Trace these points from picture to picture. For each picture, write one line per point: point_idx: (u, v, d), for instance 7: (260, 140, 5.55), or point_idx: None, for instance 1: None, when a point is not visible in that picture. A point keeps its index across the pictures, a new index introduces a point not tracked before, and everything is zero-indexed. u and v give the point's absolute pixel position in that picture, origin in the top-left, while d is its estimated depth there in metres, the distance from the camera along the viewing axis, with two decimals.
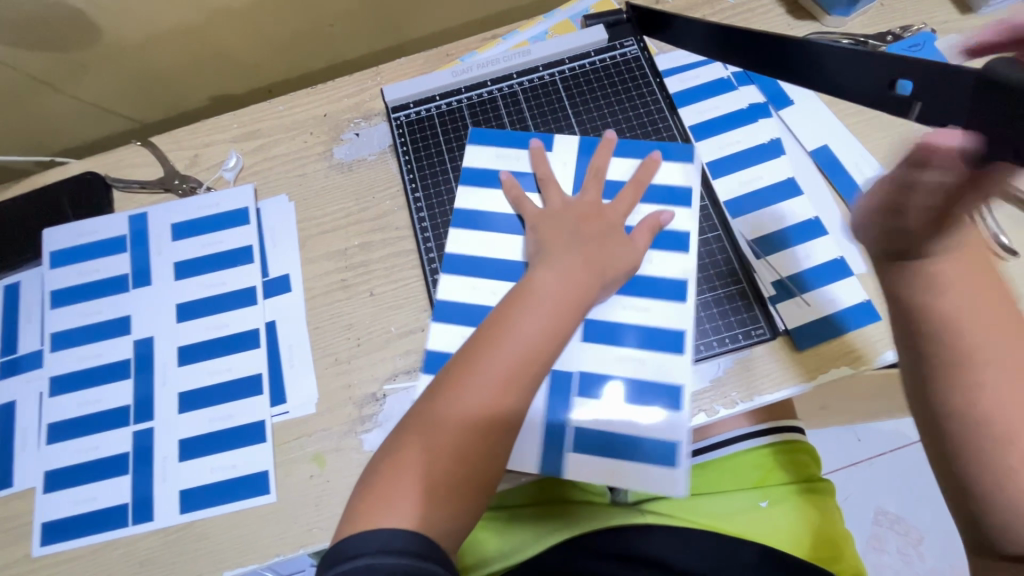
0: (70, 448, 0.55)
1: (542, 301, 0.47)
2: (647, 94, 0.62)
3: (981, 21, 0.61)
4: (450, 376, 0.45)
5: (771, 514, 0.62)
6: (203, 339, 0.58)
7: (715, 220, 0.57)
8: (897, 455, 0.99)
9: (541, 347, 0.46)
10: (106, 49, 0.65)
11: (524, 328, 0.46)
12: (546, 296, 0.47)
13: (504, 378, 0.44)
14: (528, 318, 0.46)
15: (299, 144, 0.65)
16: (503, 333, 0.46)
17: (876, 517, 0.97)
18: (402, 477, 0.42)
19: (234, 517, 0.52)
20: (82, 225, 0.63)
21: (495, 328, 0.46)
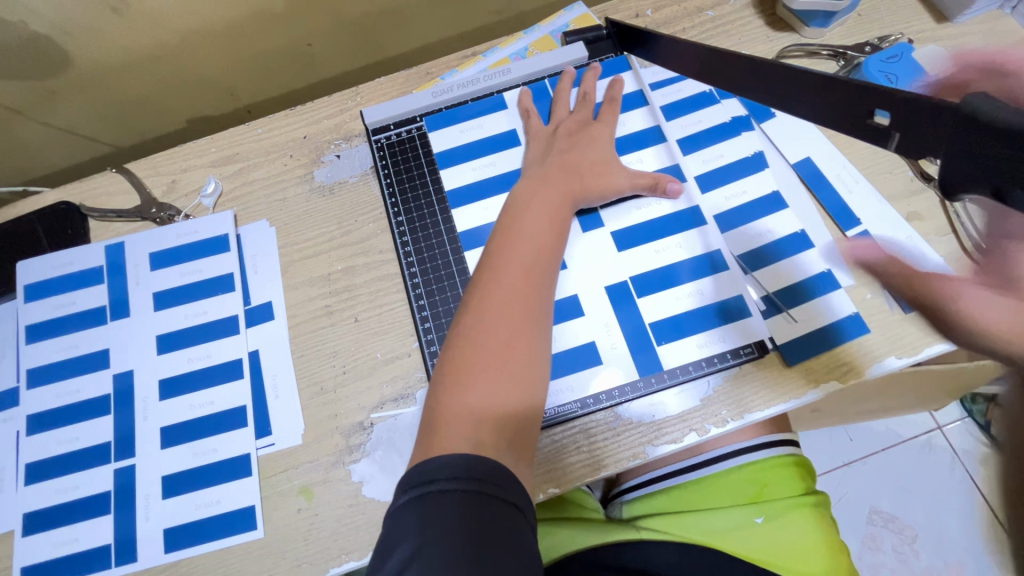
0: (49, 488, 0.54)
1: (548, 203, 0.53)
2: (596, 37, 0.65)
3: (957, 30, 0.61)
4: (481, 281, 0.49)
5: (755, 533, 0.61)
6: (186, 371, 0.56)
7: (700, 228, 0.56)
8: (890, 455, 1.01)
9: (555, 230, 0.52)
10: (78, 76, 0.64)
11: (531, 224, 0.51)
12: (551, 198, 0.53)
13: (521, 273, 0.48)
14: (535, 217, 0.52)
15: (278, 168, 0.64)
16: (517, 231, 0.51)
17: (871, 517, 0.98)
18: (451, 385, 0.44)
19: (221, 555, 0.51)
20: (57, 257, 0.61)
21: (503, 234, 0.51)
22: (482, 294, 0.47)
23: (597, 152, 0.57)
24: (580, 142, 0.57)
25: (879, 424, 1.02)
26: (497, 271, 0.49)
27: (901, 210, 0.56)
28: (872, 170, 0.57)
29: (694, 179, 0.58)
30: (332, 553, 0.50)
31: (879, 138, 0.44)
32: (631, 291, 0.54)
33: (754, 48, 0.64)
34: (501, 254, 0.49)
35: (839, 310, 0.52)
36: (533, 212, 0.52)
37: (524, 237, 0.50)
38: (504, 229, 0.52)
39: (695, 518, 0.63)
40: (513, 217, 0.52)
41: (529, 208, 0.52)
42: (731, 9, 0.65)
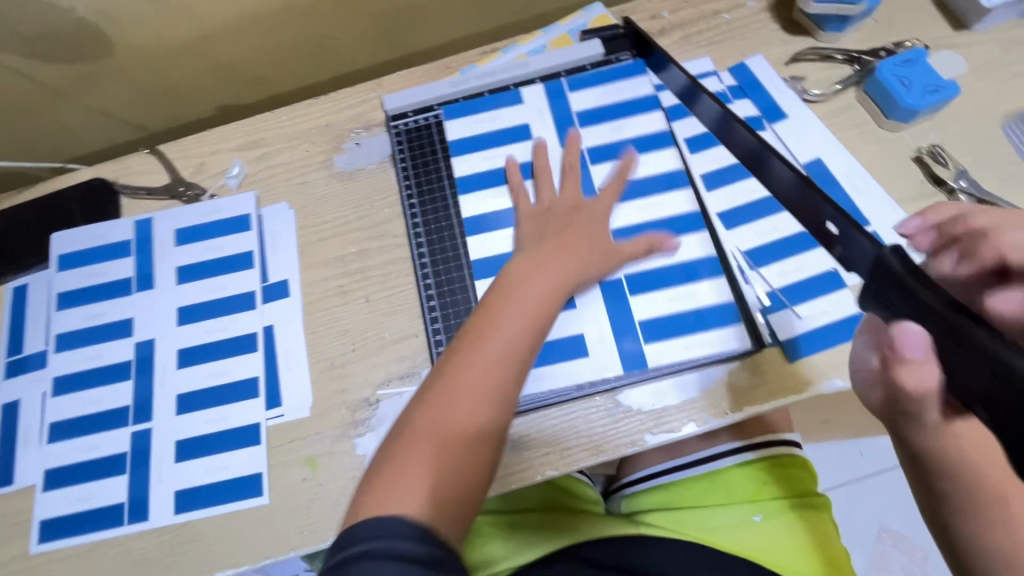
0: (70, 447, 0.56)
1: (540, 291, 0.49)
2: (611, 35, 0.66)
3: (975, 38, 0.61)
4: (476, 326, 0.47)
5: (750, 532, 0.62)
6: (203, 342, 0.59)
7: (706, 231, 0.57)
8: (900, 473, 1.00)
9: (540, 327, 0.48)
10: (117, 60, 0.67)
11: (511, 322, 0.47)
12: (545, 282, 0.50)
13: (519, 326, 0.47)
14: (515, 313, 0.48)
15: (301, 153, 0.67)
16: (496, 323, 0.47)
17: (879, 536, 0.98)
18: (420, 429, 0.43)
19: (228, 518, 0.52)
20: (89, 230, 0.64)
21: (483, 316, 0.48)
22: (444, 379, 0.45)
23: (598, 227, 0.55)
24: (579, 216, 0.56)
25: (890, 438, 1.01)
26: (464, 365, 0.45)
27: (910, 213, 0.56)
28: (883, 174, 0.58)
29: (702, 176, 0.59)
30: (334, 522, 0.51)
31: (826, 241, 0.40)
32: (637, 281, 0.55)
33: (768, 51, 0.64)
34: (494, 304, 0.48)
35: (842, 309, 0.53)
36: (518, 301, 0.48)
37: (506, 340, 0.46)
38: (480, 314, 0.48)
39: (695, 515, 0.63)
40: (495, 303, 0.49)
41: (514, 292, 0.49)
42: (747, 13, 0.66)
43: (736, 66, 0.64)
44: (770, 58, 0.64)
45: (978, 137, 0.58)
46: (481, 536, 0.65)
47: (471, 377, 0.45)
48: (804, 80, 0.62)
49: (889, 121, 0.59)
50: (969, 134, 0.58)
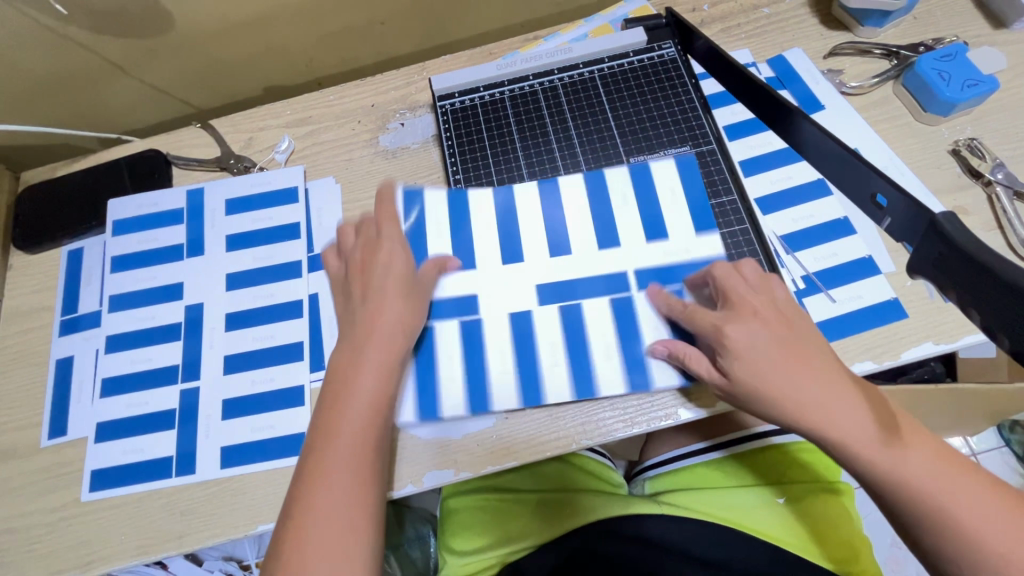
0: (121, 401, 0.59)
1: (387, 325, 0.50)
2: (653, 24, 0.67)
3: (1014, 36, 0.62)
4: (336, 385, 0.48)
5: (774, 513, 0.63)
6: (251, 306, 0.61)
7: (742, 214, 0.58)
8: None
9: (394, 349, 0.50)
10: (175, 36, 0.70)
11: (364, 370, 0.48)
12: (390, 318, 0.50)
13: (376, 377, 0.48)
14: (372, 349, 0.49)
15: (347, 131, 0.69)
16: (350, 384, 0.48)
17: (896, 540, 0.97)
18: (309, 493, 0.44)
19: (272, 475, 0.54)
20: (144, 197, 0.67)
21: (337, 377, 0.48)
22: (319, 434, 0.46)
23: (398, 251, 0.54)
24: (371, 275, 0.52)
25: None
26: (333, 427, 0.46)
27: (946, 204, 0.57)
28: (920, 165, 0.59)
29: (740, 163, 0.61)
30: None
31: (875, 215, 0.45)
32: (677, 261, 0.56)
33: (807, 44, 0.66)
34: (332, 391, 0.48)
35: (877, 295, 0.54)
36: (364, 353, 0.49)
37: (353, 389, 0.47)
38: (338, 367, 0.49)
39: (720, 494, 0.65)
40: (344, 356, 0.49)
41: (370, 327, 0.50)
42: (786, 8, 0.68)
43: (774, 59, 0.65)
44: (808, 52, 0.65)
45: (1015, 132, 0.58)
46: (504, 516, 0.66)
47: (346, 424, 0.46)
48: (842, 73, 0.64)
49: (927, 115, 0.60)
50: (1007, 129, 0.59)
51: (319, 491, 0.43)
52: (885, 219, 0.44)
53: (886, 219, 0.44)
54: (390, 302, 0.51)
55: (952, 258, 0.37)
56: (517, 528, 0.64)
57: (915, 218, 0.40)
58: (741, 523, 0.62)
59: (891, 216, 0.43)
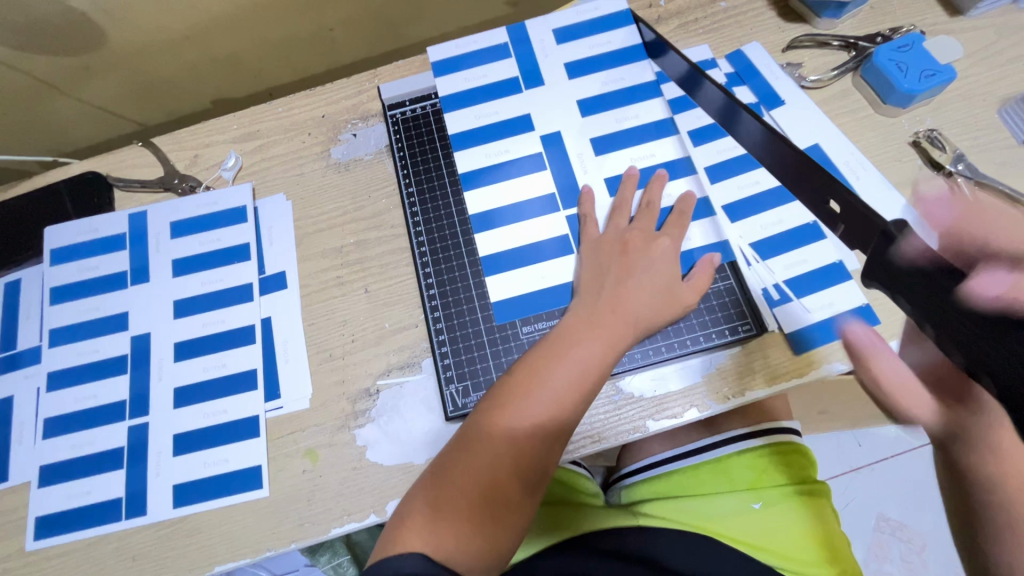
0: (66, 442, 0.55)
1: (582, 361, 0.47)
2: None
3: (970, 23, 0.62)
4: (498, 397, 0.47)
5: (749, 520, 0.62)
6: (201, 335, 0.58)
7: None
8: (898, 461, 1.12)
9: (584, 391, 0.47)
10: (108, 51, 0.66)
11: (543, 397, 0.46)
12: (586, 356, 0.47)
13: (552, 404, 0.46)
14: (565, 370, 0.47)
15: (297, 145, 0.66)
16: (516, 404, 0.46)
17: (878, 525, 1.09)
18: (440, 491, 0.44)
19: (228, 511, 0.52)
20: (83, 223, 0.63)
21: (517, 380, 0.47)
22: (466, 437, 0.46)
23: (662, 272, 0.51)
24: (637, 255, 0.52)
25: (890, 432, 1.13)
26: (469, 444, 0.45)
27: (908, 197, 0.56)
28: (881, 158, 0.58)
29: (707, 168, 0.59)
30: (335, 512, 0.51)
31: (828, 222, 0.44)
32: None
33: (766, 38, 0.64)
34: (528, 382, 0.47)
35: (848, 301, 0.53)
36: (547, 376, 0.47)
37: (519, 414, 0.45)
38: (525, 368, 0.47)
39: (694, 503, 0.64)
40: (523, 377, 0.47)
41: (563, 352, 0.47)
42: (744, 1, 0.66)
43: (733, 54, 0.64)
44: (767, 46, 0.64)
45: (975, 121, 0.58)
46: None
47: (510, 460, 0.45)
48: (801, 67, 0.62)
49: (886, 107, 0.59)
50: (966, 117, 0.58)
51: (462, 527, 0.43)
52: (837, 230, 0.43)
53: (837, 230, 0.43)
54: (643, 305, 0.50)
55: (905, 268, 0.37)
56: None
57: (869, 230, 0.39)
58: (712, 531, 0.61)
59: (844, 225, 0.42)
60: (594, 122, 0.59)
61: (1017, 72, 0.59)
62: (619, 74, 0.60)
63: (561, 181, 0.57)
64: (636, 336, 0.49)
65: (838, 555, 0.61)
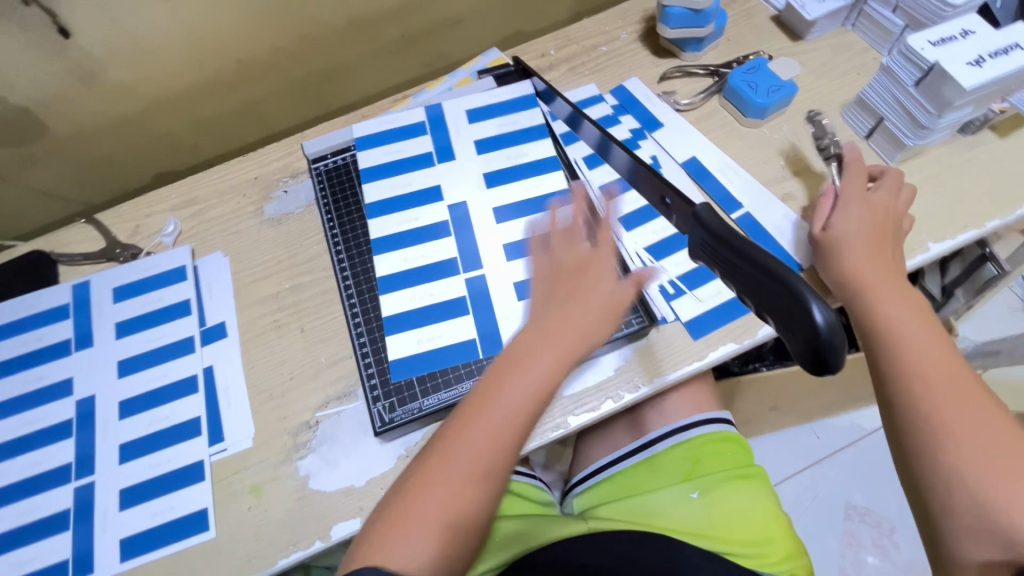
0: (11, 511, 0.56)
1: (524, 388, 0.48)
2: (506, 73, 0.73)
3: (809, 46, 0.72)
4: (438, 442, 0.48)
5: (689, 510, 0.65)
6: (145, 390, 0.61)
7: (596, 227, 0.63)
8: (856, 448, 1.17)
9: (532, 409, 0.48)
10: (49, 140, 0.71)
11: (476, 428, 0.47)
12: (540, 375, 0.49)
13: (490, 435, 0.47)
14: (509, 396, 0.48)
15: (234, 206, 0.72)
16: (442, 453, 0.46)
17: (848, 513, 1.12)
18: (399, 531, 0.44)
19: (176, 557, 0.53)
20: (27, 298, 0.66)
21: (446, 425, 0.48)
22: (412, 483, 0.46)
23: (606, 296, 0.52)
24: (585, 280, 0.52)
25: (843, 421, 1.19)
26: (417, 490, 0.46)
27: (777, 192, 0.64)
28: (750, 164, 0.66)
29: (600, 187, 0.66)
30: (281, 543, 0.53)
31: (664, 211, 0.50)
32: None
33: (643, 73, 0.74)
34: (463, 421, 0.47)
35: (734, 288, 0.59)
36: (495, 402, 0.48)
37: (441, 473, 0.46)
38: (463, 410, 0.48)
39: (636, 501, 0.67)
40: (466, 413, 0.48)
41: (515, 371, 0.49)
42: (622, 44, 0.76)
43: (616, 89, 0.73)
44: (644, 79, 0.73)
45: (824, 124, 0.67)
46: None
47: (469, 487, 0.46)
48: (675, 94, 0.72)
49: (747, 120, 0.68)
50: (816, 121, 0.67)
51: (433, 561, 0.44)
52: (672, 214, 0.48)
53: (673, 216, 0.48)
54: (588, 325, 0.51)
55: (711, 240, 0.42)
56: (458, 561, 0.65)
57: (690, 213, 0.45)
58: (656, 526, 0.64)
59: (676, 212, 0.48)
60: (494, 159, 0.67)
61: (853, 80, 0.69)
62: (516, 118, 0.69)
63: (469, 216, 0.64)
64: (589, 346, 0.51)
65: (777, 537, 0.65)
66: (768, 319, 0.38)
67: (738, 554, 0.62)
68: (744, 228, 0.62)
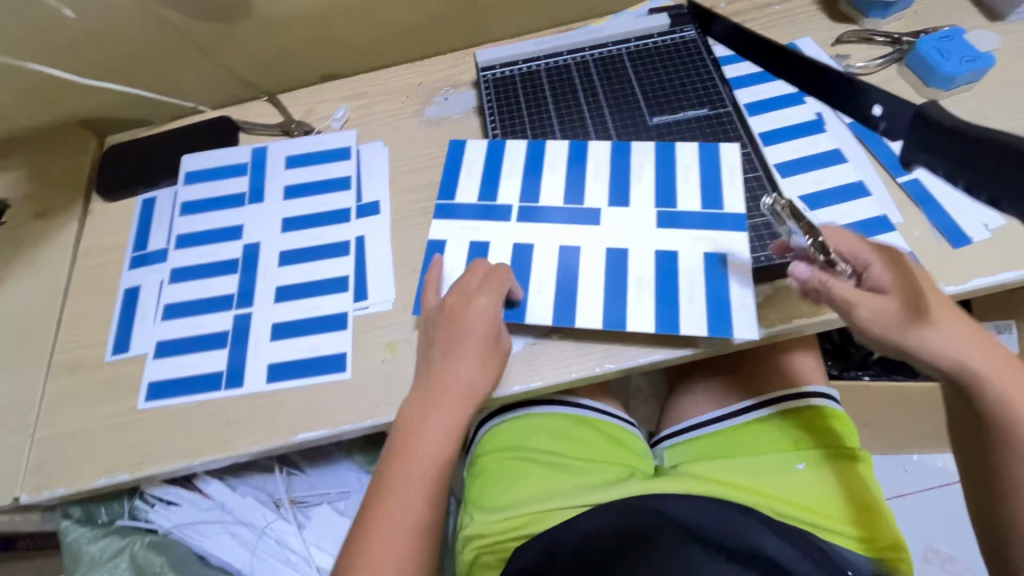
0: (180, 323, 0.64)
1: (438, 418, 0.51)
2: (676, 11, 0.72)
3: (1009, 27, 0.68)
4: (391, 459, 0.50)
5: (792, 480, 0.62)
6: (302, 246, 0.67)
7: (756, 164, 0.61)
8: (951, 490, 1.08)
9: (446, 452, 0.51)
10: (252, 22, 0.80)
11: (423, 448, 0.50)
12: (437, 417, 0.51)
13: (423, 473, 0.49)
14: (427, 436, 0.50)
15: (397, 104, 0.77)
16: (399, 468, 0.50)
17: (929, 555, 1.04)
18: (368, 535, 0.47)
19: (314, 388, 0.58)
20: (214, 153, 0.75)
21: (397, 439, 0.51)
22: (374, 506, 0.49)
23: (477, 345, 0.53)
24: (459, 323, 0.53)
25: (940, 460, 1.11)
26: (381, 501, 0.49)
27: None
28: None
29: (759, 134, 0.65)
30: (407, 396, 0.57)
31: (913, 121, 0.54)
32: (681, 217, 0.58)
33: (817, 34, 0.72)
34: (399, 452, 0.50)
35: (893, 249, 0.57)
36: (411, 451, 0.50)
37: (404, 487, 0.49)
38: (401, 429, 0.51)
39: (733, 462, 0.64)
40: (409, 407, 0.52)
41: (432, 403, 0.51)
42: (797, 5, 0.75)
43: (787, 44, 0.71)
44: (818, 40, 0.72)
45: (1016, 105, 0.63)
46: (519, 478, 0.63)
47: (411, 514, 0.48)
48: (849, 58, 0.70)
49: (930, 88, 0.65)
50: (1007, 102, 0.63)
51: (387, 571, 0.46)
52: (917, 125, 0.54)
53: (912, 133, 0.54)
54: (470, 373, 0.52)
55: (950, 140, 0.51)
56: (529, 492, 0.62)
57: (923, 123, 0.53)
58: (755, 489, 0.61)
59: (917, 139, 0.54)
60: (655, 91, 0.67)
61: None
62: (682, 57, 0.69)
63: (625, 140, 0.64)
64: (471, 404, 0.52)
65: (888, 524, 0.60)
66: (1002, 206, 0.49)
67: (840, 533, 0.59)
68: (911, 192, 0.60)
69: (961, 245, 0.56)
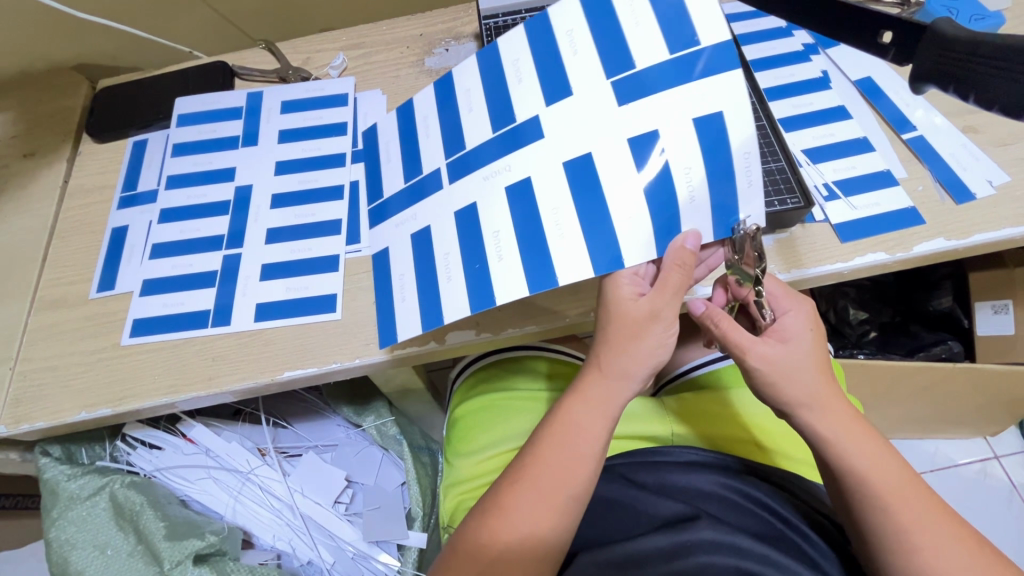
0: (169, 262, 0.63)
1: (584, 417, 0.47)
2: None
3: None
4: (523, 458, 0.47)
5: None
6: (295, 189, 0.65)
7: (760, 112, 0.59)
8: None
9: (596, 447, 0.47)
10: None
11: (566, 445, 0.46)
12: (580, 417, 0.47)
13: (567, 463, 0.46)
14: (564, 436, 0.47)
15: (396, 55, 0.75)
16: (536, 464, 0.46)
17: None
18: (503, 518, 0.45)
19: (304, 328, 0.57)
20: (209, 97, 0.73)
21: (544, 434, 0.48)
22: (505, 499, 0.46)
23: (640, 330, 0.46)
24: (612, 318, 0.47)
25: None
26: (510, 497, 0.46)
27: (957, 124, 0.60)
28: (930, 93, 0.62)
29: (765, 89, 0.64)
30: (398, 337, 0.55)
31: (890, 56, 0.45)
32: (640, 82, 0.47)
33: None
34: (544, 442, 0.47)
35: (893, 203, 0.56)
36: (556, 440, 0.47)
37: (534, 484, 0.46)
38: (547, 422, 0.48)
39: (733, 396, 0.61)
40: (541, 448, 0.47)
41: (578, 398, 0.48)
42: None
43: None
44: None
45: None
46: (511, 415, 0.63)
47: (548, 509, 0.45)
48: None
49: None
50: None
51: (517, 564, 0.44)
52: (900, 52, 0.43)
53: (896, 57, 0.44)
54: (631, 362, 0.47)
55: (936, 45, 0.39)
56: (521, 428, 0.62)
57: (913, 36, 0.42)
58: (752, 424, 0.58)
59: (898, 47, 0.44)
60: None
61: None
62: None
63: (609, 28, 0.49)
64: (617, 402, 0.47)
65: None
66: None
67: None
68: (915, 148, 0.59)
69: (964, 200, 0.55)
